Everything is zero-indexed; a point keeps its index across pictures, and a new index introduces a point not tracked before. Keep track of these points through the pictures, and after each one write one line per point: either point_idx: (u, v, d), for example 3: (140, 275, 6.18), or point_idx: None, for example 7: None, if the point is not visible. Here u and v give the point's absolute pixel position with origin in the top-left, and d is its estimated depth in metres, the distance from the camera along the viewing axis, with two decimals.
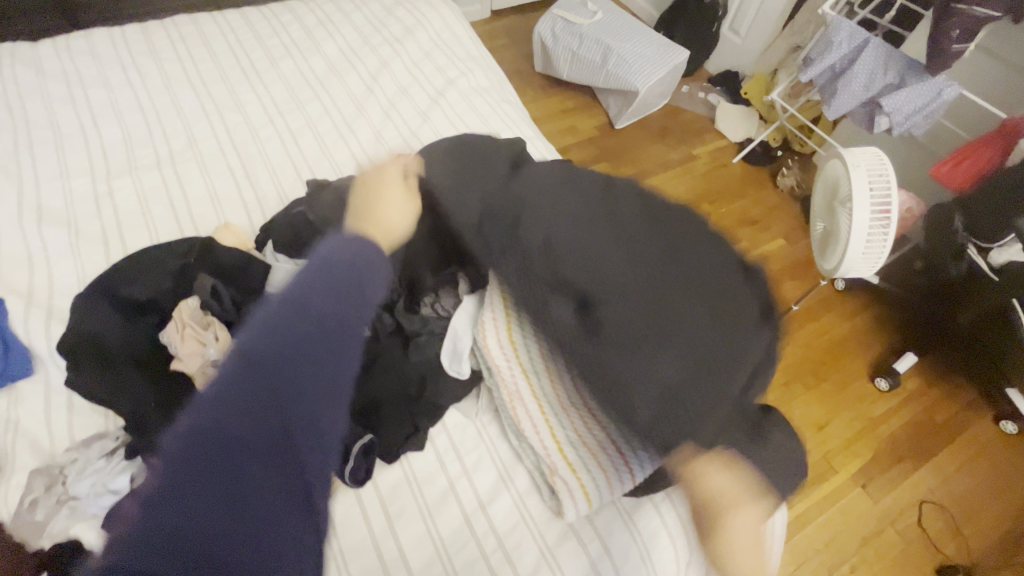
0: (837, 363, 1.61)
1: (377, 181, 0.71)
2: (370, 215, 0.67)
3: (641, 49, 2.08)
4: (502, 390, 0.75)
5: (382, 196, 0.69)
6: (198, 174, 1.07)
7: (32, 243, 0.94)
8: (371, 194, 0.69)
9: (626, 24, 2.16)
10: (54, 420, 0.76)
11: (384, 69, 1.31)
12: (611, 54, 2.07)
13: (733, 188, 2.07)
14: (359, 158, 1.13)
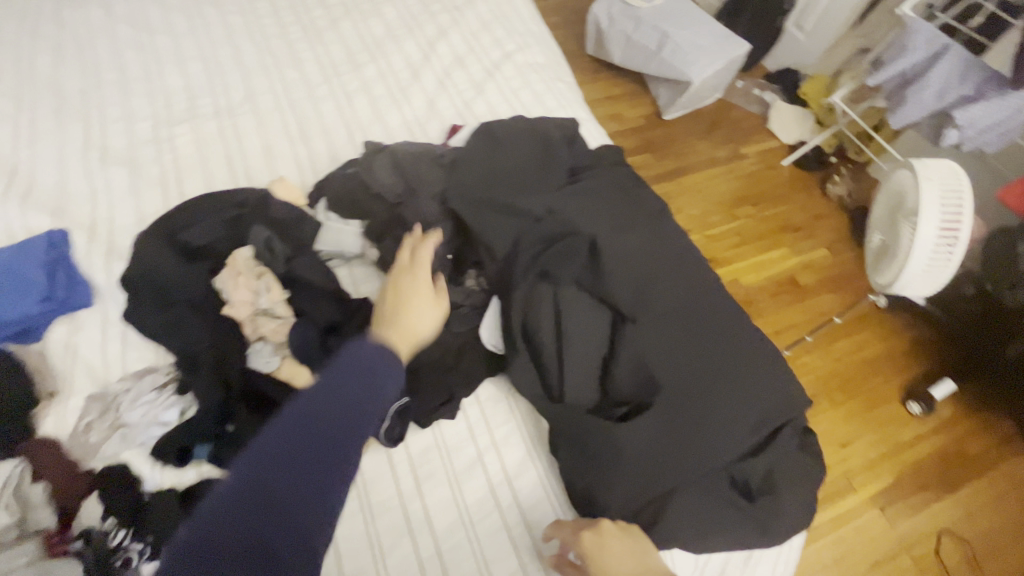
0: (871, 382, 1.56)
1: (409, 274, 0.67)
2: (392, 318, 0.62)
3: (699, 39, 2.00)
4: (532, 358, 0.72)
5: (410, 300, 0.64)
6: (254, 127, 1.08)
7: (94, 180, 0.97)
8: (400, 292, 0.65)
9: (686, 12, 2.07)
10: (109, 351, 0.79)
11: (441, 38, 1.30)
12: (668, 41, 1.98)
13: (780, 193, 2.00)
14: (410, 125, 1.12)
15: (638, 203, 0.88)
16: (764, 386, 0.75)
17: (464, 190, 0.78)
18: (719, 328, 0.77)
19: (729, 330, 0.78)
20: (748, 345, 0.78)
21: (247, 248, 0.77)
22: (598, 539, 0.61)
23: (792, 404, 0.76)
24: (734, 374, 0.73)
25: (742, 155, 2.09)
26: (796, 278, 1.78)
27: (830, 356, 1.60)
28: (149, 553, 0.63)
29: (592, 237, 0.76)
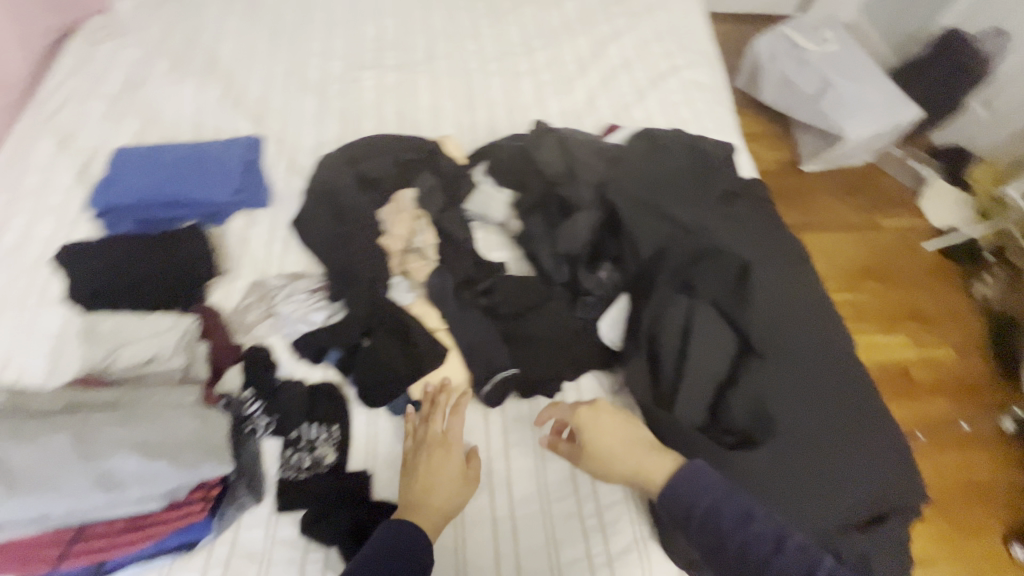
0: (970, 505, 1.37)
1: (445, 447, 0.68)
2: (414, 496, 0.65)
3: (867, 95, 1.81)
4: (646, 368, 0.73)
5: (433, 480, 0.66)
6: (428, 87, 1.16)
7: (287, 99, 1.09)
8: (429, 466, 0.67)
9: (859, 62, 1.89)
10: (273, 248, 0.89)
11: (613, 39, 1.31)
12: (829, 90, 1.83)
13: (914, 275, 1.76)
14: (568, 116, 1.15)
15: (786, 243, 0.85)
16: (888, 463, 0.69)
17: (625, 185, 0.81)
18: (853, 390, 0.72)
19: (863, 395, 0.73)
20: (878, 416, 0.72)
21: (412, 189, 0.86)
22: (593, 415, 0.67)
23: (910, 492, 0.71)
24: (861, 440, 0.69)
25: (876, 225, 1.87)
26: (908, 371, 1.57)
27: (931, 465, 1.42)
28: (270, 429, 0.72)
29: (743, 261, 0.75)
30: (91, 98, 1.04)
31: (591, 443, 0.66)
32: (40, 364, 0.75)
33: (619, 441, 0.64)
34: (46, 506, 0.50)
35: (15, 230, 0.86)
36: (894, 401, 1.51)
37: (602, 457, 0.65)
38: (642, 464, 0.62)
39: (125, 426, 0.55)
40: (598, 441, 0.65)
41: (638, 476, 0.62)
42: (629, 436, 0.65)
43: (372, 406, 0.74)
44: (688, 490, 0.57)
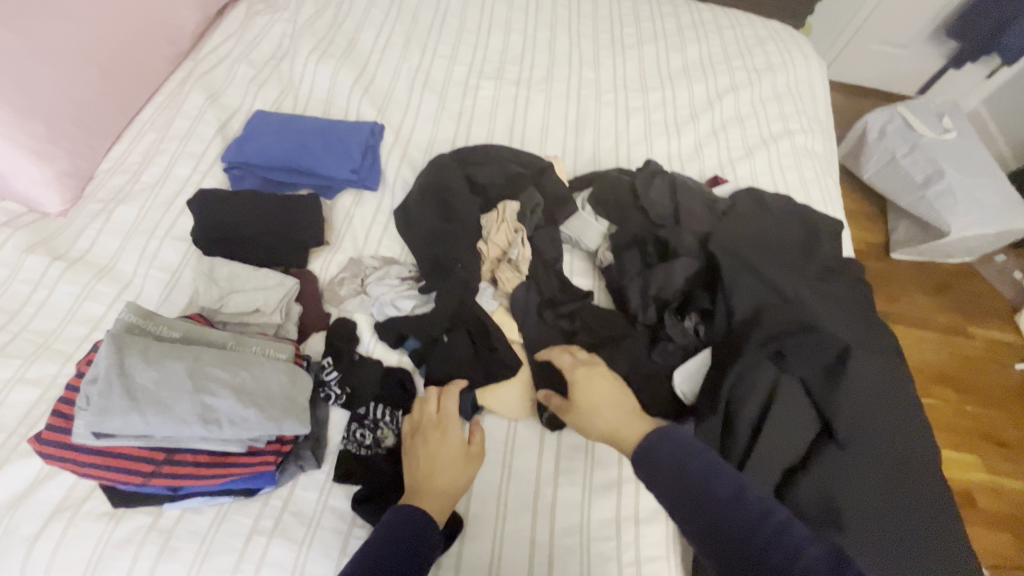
0: None
1: (438, 429, 0.68)
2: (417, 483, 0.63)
3: (981, 194, 1.74)
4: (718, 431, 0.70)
5: (434, 462, 0.65)
6: (541, 105, 1.19)
7: (409, 93, 1.15)
8: (428, 450, 0.66)
9: (975, 159, 1.82)
10: (373, 230, 0.93)
11: (731, 91, 1.30)
12: (938, 180, 1.75)
13: (996, 394, 1.67)
14: (671, 160, 1.16)
15: (887, 336, 0.81)
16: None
17: (729, 240, 0.80)
18: (926, 507, 0.69)
19: (937, 515, 0.70)
20: (951, 542, 0.69)
21: (517, 202, 0.88)
22: (588, 375, 0.68)
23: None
24: (926, 558, 0.66)
25: (966, 333, 1.79)
26: (974, 496, 1.48)
27: None
28: (341, 400, 0.74)
29: (844, 345, 0.72)
30: (241, 61, 1.14)
31: (578, 398, 0.66)
32: (156, 292, 0.82)
33: (605, 401, 0.64)
34: (153, 425, 0.53)
35: (158, 168, 0.95)
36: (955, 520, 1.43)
37: (585, 415, 0.65)
38: (617, 426, 0.62)
39: (229, 369, 0.60)
40: (586, 396, 0.66)
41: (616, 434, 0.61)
42: (613, 397, 0.65)
43: None
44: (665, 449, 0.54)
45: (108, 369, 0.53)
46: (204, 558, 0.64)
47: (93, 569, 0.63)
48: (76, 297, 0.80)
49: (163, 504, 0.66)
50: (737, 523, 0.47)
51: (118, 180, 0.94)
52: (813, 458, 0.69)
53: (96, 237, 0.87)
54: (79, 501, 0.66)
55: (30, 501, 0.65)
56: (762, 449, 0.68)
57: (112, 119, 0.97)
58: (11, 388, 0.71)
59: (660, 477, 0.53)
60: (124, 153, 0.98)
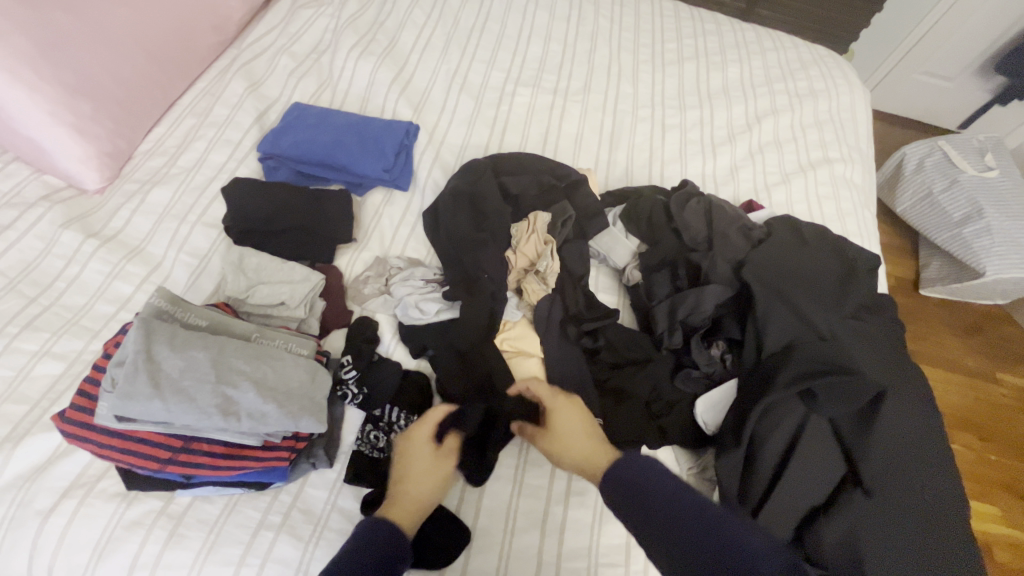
0: None
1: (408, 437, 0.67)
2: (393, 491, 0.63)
3: (1021, 235, 1.67)
4: (738, 463, 0.67)
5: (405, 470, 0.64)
6: (576, 115, 1.18)
7: (446, 96, 1.15)
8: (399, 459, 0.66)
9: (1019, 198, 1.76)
10: (400, 230, 0.93)
11: (771, 114, 1.27)
12: (976, 219, 1.70)
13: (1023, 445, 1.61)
14: (706, 180, 1.14)
15: (924, 383, 0.78)
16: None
17: (764, 271, 0.78)
18: (958, 567, 0.66)
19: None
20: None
21: (548, 214, 0.86)
22: (566, 407, 0.68)
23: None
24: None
25: (995, 380, 1.73)
26: (992, 549, 1.43)
27: None
28: (357, 400, 0.74)
29: (878, 390, 0.69)
30: (283, 53, 1.15)
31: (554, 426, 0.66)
32: (184, 276, 0.83)
33: (571, 433, 0.65)
34: (174, 413, 0.53)
35: (194, 153, 0.96)
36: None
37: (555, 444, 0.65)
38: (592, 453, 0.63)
39: (252, 362, 0.59)
40: (561, 426, 0.66)
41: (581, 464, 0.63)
42: (578, 427, 0.66)
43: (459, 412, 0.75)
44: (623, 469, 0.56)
45: (135, 353, 0.53)
46: (210, 549, 0.64)
47: (102, 549, 0.63)
48: (106, 275, 0.81)
49: (175, 491, 0.66)
50: (687, 530, 0.49)
51: (155, 162, 0.95)
52: (836, 502, 0.66)
53: (130, 217, 0.88)
54: (93, 479, 0.66)
55: (46, 475, 0.65)
56: (783, 486, 0.66)
57: (154, 102, 0.98)
58: (37, 361, 0.72)
59: (616, 495, 0.55)
60: (163, 136, 0.99)
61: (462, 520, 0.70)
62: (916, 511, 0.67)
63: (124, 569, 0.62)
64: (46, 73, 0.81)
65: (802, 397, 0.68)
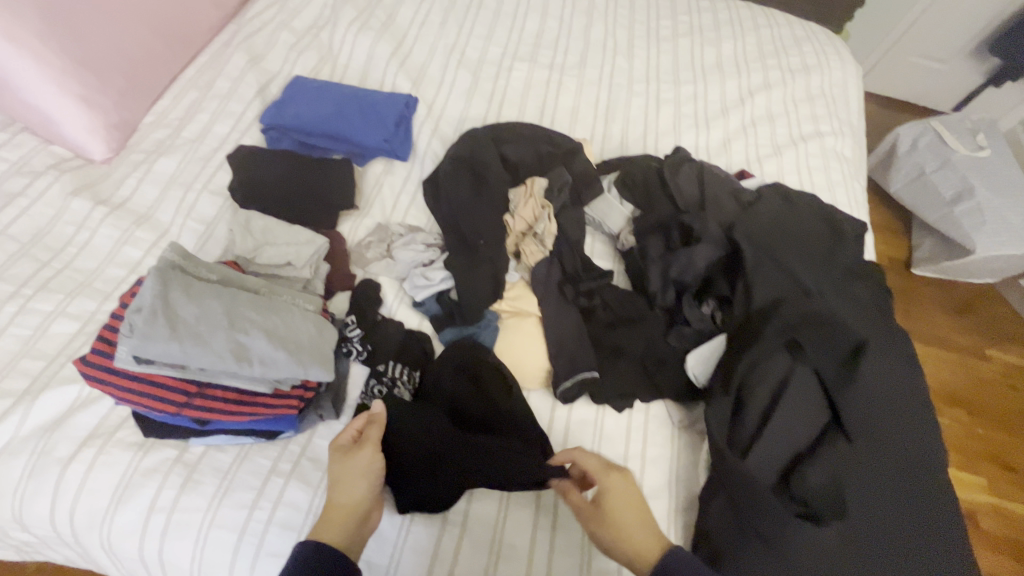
0: None
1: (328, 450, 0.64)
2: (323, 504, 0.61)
3: (1012, 216, 1.70)
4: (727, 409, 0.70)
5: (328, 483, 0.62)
6: (573, 90, 1.20)
7: (444, 70, 1.17)
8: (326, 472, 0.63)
9: (1012, 180, 1.77)
10: (401, 199, 0.96)
11: (764, 89, 1.29)
12: (967, 199, 1.73)
13: (1009, 418, 1.65)
14: (699, 153, 1.16)
15: (904, 339, 0.81)
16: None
17: (754, 231, 0.80)
18: (931, 511, 0.70)
19: (942, 521, 0.70)
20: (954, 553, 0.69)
21: (546, 179, 0.89)
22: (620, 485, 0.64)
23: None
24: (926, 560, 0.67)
25: (985, 356, 1.77)
26: (976, 516, 1.47)
27: None
28: (362, 357, 0.77)
29: (859, 341, 0.73)
30: (283, 28, 1.16)
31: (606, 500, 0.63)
32: (191, 241, 0.85)
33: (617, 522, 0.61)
34: (191, 355, 0.56)
35: (198, 125, 0.99)
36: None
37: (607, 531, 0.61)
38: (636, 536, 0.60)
39: (261, 313, 0.62)
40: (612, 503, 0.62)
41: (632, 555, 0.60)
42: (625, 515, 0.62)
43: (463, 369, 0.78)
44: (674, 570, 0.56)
45: (153, 300, 0.55)
46: (224, 493, 0.67)
47: (122, 493, 0.66)
48: (116, 241, 0.83)
49: (190, 440, 0.69)
50: None
51: (159, 134, 0.97)
52: (818, 446, 0.70)
53: (137, 186, 0.90)
54: (110, 430, 0.69)
55: (66, 426, 0.68)
56: (770, 430, 0.69)
57: (157, 75, 1.00)
58: (53, 320, 0.75)
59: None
60: (167, 108, 1.01)
61: None
62: (893, 455, 0.71)
63: (144, 511, 0.66)
64: (54, 45, 0.83)
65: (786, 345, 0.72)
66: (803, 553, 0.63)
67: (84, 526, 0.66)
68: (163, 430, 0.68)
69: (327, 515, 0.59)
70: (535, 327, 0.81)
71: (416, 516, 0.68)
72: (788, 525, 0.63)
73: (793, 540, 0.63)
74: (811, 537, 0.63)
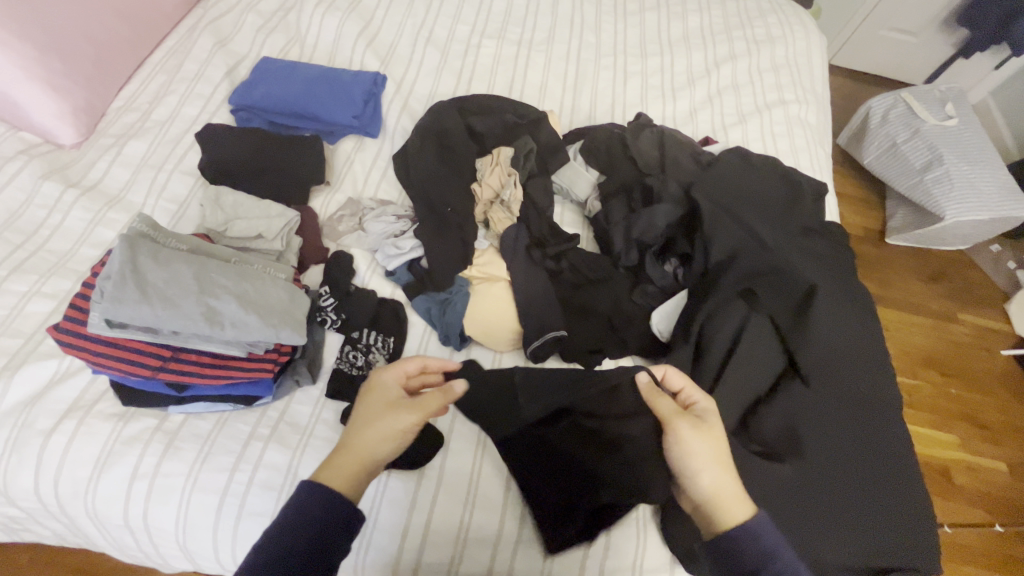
0: None
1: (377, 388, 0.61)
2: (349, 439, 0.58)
3: (980, 180, 1.58)
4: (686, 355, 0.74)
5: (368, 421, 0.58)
6: (541, 64, 1.22)
7: (413, 49, 1.18)
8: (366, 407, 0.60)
9: (979, 145, 1.66)
10: (372, 174, 0.97)
11: (729, 60, 1.31)
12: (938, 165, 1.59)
13: (983, 379, 1.54)
14: (666, 123, 1.19)
15: (858, 287, 0.84)
16: (900, 529, 0.69)
17: (712, 189, 0.84)
18: (886, 451, 0.73)
19: (896, 460, 0.73)
20: (906, 489, 0.72)
21: (512, 149, 0.91)
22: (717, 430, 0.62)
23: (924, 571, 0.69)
24: (878, 495, 0.70)
25: (954, 319, 1.65)
26: (949, 472, 1.38)
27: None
28: (336, 326, 0.79)
29: (810, 285, 0.76)
30: (250, 11, 1.16)
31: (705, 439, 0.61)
32: (164, 220, 0.86)
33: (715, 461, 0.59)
34: (162, 319, 0.59)
35: (167, 107, 0.99)
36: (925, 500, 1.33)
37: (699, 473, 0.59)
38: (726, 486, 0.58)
39: (233, 279, 0.65)
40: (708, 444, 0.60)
41: (707, 503, 0.58)
42: (722, 452, 0.60)
43: (440, 337, 0.81)
44: (753, 542, 0.54)
45: (122, 266, 0.58)
46: (205, 458, 0.69)
47: (104, 461, 0.68)
48: (89, 222, 0.84)
49: (167, 407, 0.71)
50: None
51: (129, 118, 0.98)
52: (772, 385, 0.74)
53: (108, 168, 0.91)
54: (90, 402, 0.71)
55: (46, 399, 0.70)
56: (727, 375, 0.72)
57: (124, 59, 1.00)
58: (28, 300, 0.76)
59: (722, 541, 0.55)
60: (136, 92, 1.01)
61: (438, 427, 0.75)
62: (847, 394, 0.74)
63: (126, 478, 0.68)
64: (18, 32, 0.83)
65: (739, 292, 0.76)
66: (758, 486, 0.66)
67: (69, 495, 0.68)
68: (141, 398, 0.69)
69: (353, 450, 0.56)
70: (506, 290, 0.83)
71: (394, 472, 0.71)
72: (743, 462, 0.67)
73: (748, 474, 0.66)
74: (768, 472, 0.67)
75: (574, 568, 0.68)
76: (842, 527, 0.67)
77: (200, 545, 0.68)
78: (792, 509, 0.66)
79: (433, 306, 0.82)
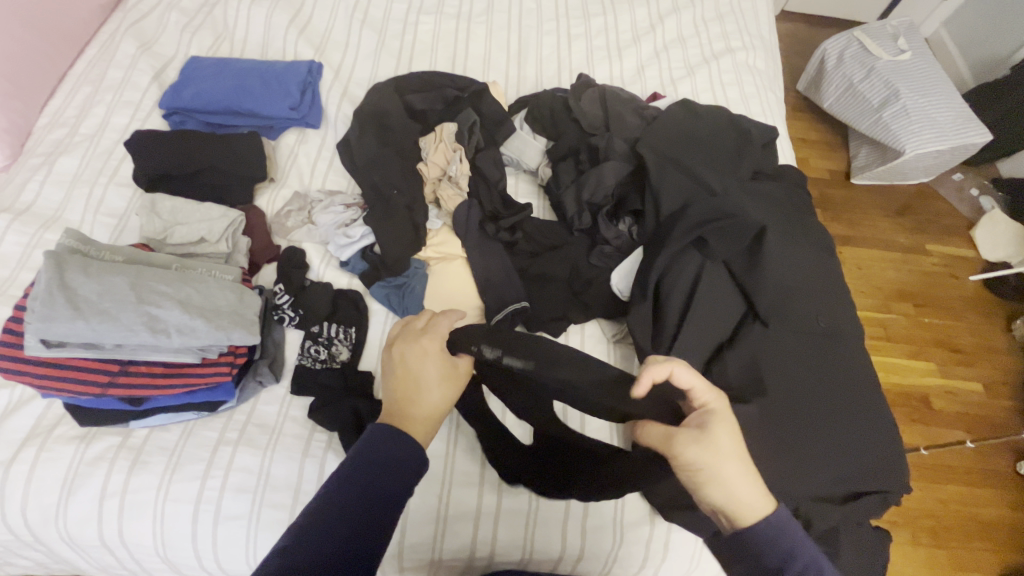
0: (1007, 533, 1.26)
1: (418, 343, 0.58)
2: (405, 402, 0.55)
3: (936, 111, 1.59)
4: (647, 308, 0.75)
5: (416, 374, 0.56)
6: (482, 36, 1.19)
7: (347, 32, 1.14)
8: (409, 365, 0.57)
9: (933, 78, 1.67)
10: (318, 165, 0.95)
11: (673, 12, 1.28)
12: (894, 101, 1.59)
13: (955, 307, 1.58)
14: (614, 83, 1.17)
15: (810, 224, 0.86)
16: (870, 456, 0.71)
17: (658, 143, 0.84)
18: (851, 383, 0.74)
19: (862, 389, 0.75)
20: (874, 417, 0.73)
21: (454, 124, 0.92)
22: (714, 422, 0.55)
23: (895, 493, 0.71)
24: (846, 428, 0.71)
25: (923, 251, 1.67)
26: (929, 399, 1.42)
27: (976, 489, 1.31)
28: (295, 322, 0.78)
29: (762, 226, 0.77)
30: (171, 9, 1.11)
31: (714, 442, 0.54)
32: (105, 235, 0.83)
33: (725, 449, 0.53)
34: (100, 331, 0.59)
35: (96, 119, 0.95)
36: (902, 426, 1.37)
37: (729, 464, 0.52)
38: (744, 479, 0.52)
39: (172, 285, 0.65)
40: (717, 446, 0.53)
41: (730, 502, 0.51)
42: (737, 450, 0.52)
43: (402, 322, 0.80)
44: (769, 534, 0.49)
45: (49, 282, 0.58)
46: (173, 469, 0.68)
47: (70, 484, 0.67)
48: (26, 245, 0.81)
49: (129, 423, 0.70)
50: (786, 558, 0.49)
51: (56, 134, 0.94)
52: (730, 329, 0.75)
53: (40, 188, 0.87)
54: (49, 427, 0.69)
55: (2, 429, 0.69)
56: (687, 325, 0.73)
57: (43, 74, 0.96)
58: None
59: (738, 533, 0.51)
60: (61, 107, 0.97)
61: None
62: (806, 333, 0.76)
63: (96, 498, 0.66)
64: None
65: (692, 240, 0.76)
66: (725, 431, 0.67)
67: (39, 522, 0.67)
68: (98, 417, 0.68)
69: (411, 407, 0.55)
70: (464, 267, 0.82)
71: None
72: None
73: None
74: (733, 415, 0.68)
75: (557, 530, 0.69)
76: (812, 463, 0.68)
77: (181, 555, 0.68)
78: (758, 448, 0.67)
79: (391, 292, 0.81)
